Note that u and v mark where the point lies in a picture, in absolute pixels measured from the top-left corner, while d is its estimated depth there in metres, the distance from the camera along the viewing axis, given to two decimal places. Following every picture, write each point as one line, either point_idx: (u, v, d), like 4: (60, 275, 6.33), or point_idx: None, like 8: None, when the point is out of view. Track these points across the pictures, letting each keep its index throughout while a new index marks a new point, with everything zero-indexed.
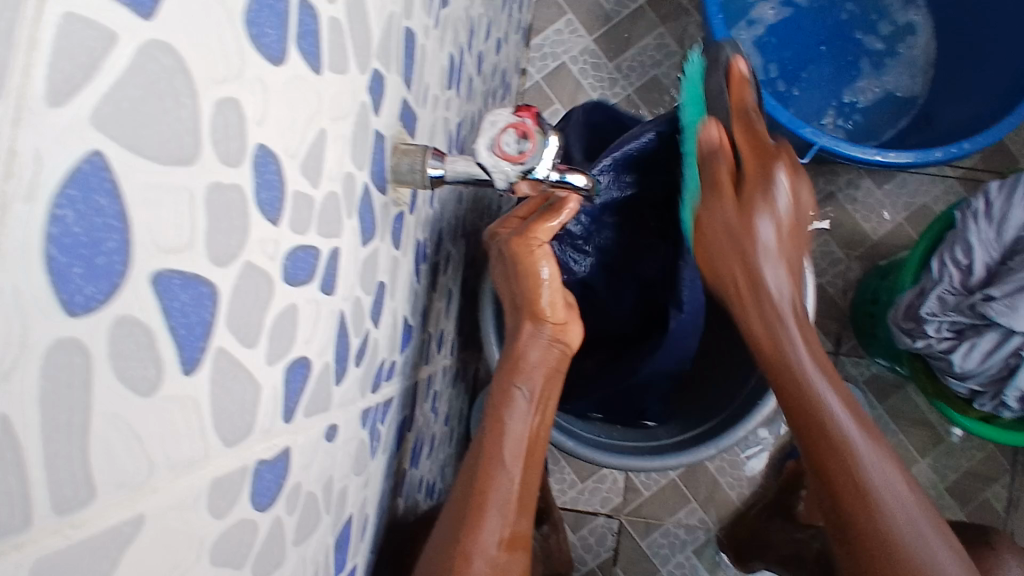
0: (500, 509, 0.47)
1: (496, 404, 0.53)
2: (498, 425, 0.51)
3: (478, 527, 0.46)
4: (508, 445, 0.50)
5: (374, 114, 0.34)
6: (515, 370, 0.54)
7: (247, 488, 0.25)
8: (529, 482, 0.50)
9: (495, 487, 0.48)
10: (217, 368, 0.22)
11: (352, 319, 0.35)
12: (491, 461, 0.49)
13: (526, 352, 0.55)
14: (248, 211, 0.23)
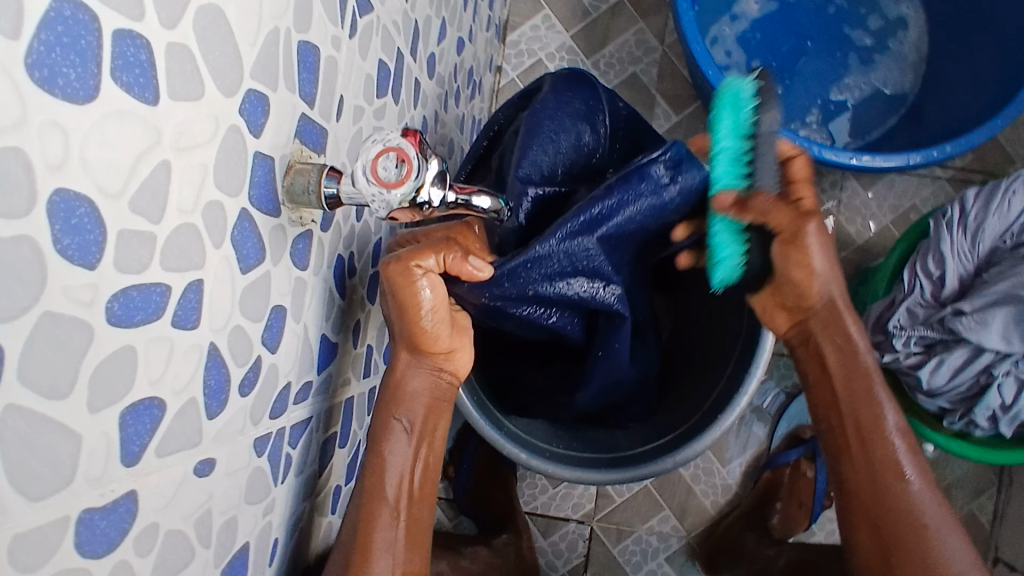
0: (391, 556, 0.50)
1: (375, 443, 0.51)
2: (380, 464, 0.51)
3: (368, 575, 0.48)
4: (393, 486, 0.51)
5: (254, 138, 0.33)
6: (395, 404, 0.52)
7: (69, 538, 0.25)
8: (417, 513, 0.52)
9: (381, 536, 0.50)
10: (6, 425, 0.21)
11: (230, 349, 0.33)
12: (375, 506, 0.50)
13: (409, 384, 0.52)
14: (44, 260, 0.21)
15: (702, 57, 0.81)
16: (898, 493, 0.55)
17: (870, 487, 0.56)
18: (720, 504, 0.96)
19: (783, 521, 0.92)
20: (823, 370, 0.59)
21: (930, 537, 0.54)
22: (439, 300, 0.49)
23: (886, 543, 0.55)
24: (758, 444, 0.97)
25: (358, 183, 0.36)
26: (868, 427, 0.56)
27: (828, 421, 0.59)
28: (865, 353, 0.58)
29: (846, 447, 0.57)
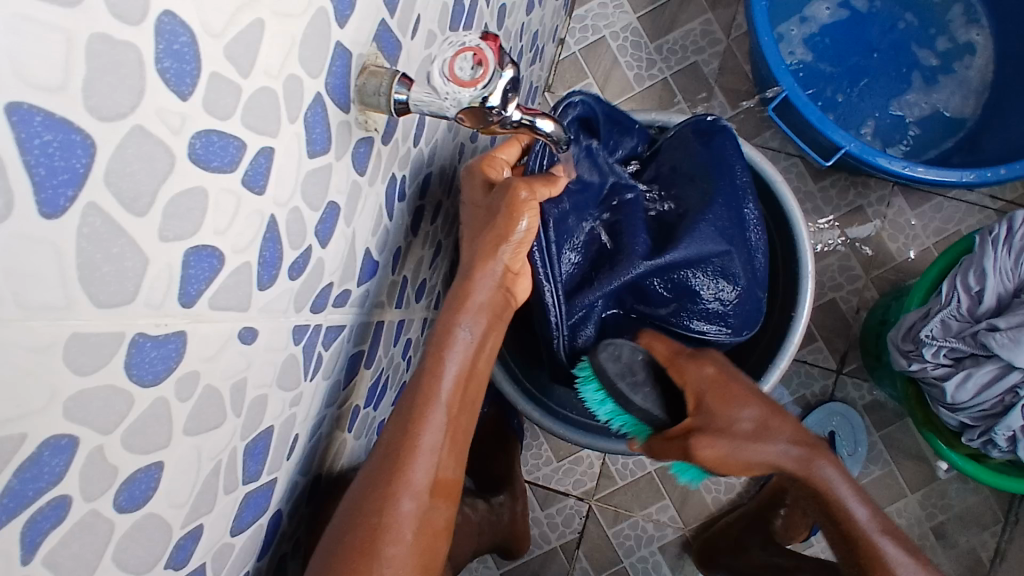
0: (434, 451, 0.52)
1: (440, 340, 0.53)
2: (437, 367, 0.53)
3: (411, 474, 0.50)
4: (449, 386, 0.53)
5: (338, 27, 0.34)
6: (459, 307, 0.54)
7: (121, 355, 0.26)
8: (461, 423, 0.54)
9: (428, 434, 0.51)
10: (86, 222, 0.22)
11: (287, 227, 0.35)
12: (428, 400, 0.52)
13: (475, 292, 0.54)
14: (145, 73, 0.23)
15: (768, 48, 0.81)
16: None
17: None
18: (721, 502, 0.96)
19: (785, 528, 0.90)
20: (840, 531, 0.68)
21: None
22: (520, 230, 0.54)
23: None
24: None
25: (434, 80, 0.38)
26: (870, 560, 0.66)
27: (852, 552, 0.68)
28: (858, 510, 0.67)
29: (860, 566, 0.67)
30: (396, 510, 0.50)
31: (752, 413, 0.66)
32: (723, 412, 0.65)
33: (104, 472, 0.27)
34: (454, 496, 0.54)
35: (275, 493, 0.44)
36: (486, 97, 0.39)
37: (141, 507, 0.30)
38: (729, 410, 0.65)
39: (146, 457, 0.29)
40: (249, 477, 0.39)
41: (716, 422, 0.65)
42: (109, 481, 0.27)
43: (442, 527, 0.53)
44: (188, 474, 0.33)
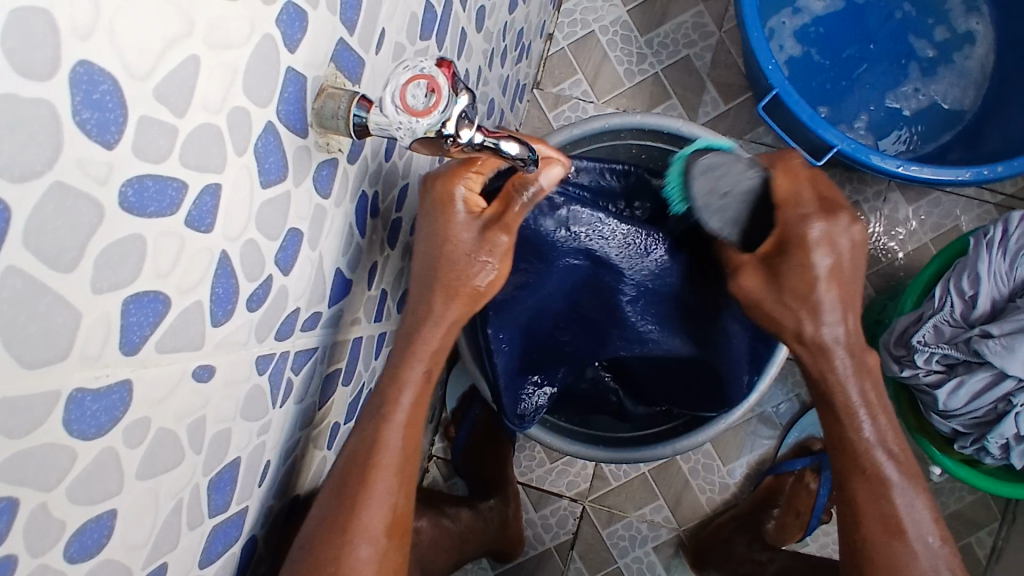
0: (387, 490, 0.51)
1: (391, 375, 0.53)
2: (389, 412, 0.52)
3: (363, 518, 0.50)
4: (393, 423, 0.52)
5: (288, 52, 0.32)
6: (413, 345, 0.53)
7: (59, 412, 0.25)
8: (411, 454, 0.53)
9: (382, 476, 0.51)
10: (6, 286, 0.21)
11: (242, 259, 0.33)
12: (375, 438, 0.51)
13: (435, 337, 0.54)
14: (61, 127, 0.22)
15: (760, 44, 0.79)
16: (880, 547, 0.55)
17: (853, 531, 0.57)
18: (716, 502, 0.96)
19: (778, 529, 0.90)
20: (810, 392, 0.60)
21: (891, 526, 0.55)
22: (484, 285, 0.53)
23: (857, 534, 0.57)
24: (765, 449, 0.96)
25: (386, 108, 0.37)
26: (861, 470, 0.56)
27: (833, 450, 0.59)
28: (849, 383, 0.57)
29: (841, 474, 0.58)
30: (352, 555, 0.49)
31: (821, 254, 0.56)
32: (800, 238, 0.56)
33: (50, 528, 0.26)
34: (407, 533, 0.53)
35: (246, 520, 0.43)
36: (443, 126, 0.37)
37: (95, 555, 0.30)
38: (809, 257, 0.56)
39: (96, 508, 0.29)
40: (216, 509, 0.39)
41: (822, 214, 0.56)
42: (56, 535, 0.27)
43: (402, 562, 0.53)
44: (144, 517, 0.32)
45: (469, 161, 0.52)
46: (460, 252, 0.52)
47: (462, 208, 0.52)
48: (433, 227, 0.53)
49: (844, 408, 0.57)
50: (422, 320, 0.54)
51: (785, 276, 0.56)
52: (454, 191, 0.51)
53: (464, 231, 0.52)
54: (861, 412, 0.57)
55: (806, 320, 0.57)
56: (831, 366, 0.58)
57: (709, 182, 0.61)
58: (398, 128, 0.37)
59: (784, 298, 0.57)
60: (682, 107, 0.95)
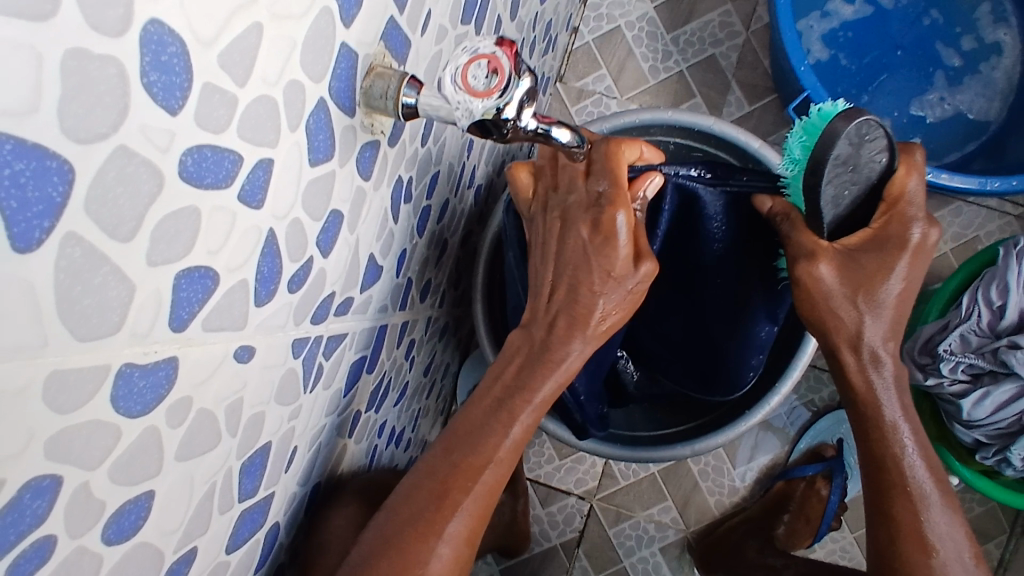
0: (473, 507, 0.48)
1: (517, 388, 0.51)
2: (505, 429, 0.50)
3: (447, 524, 0.48)
4: (511, 439, 0.50)
5: (344, 27, 0.31)
6: (544, 369, 0.51)
7: (106, 389, 0.24)
8: (507, 478, 0.50)
9: (476, 491, 0.48)
10: (65, 254, 0.20)
11: (287, 240, 0.33)
12: (488, 453, 0.49)
13: (566, 357, 0.52)
14: (128, 89, 0.21)
15: (790, 45, 0.78)
16: (918, 564, 0.54)
17: (890, 544, 0.56)
18: (725, 506, 0.95)
19: (788, 534, 0.89)
20: (850, 404, 0.59)
21: (927, 539, 0.55)
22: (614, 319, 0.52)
23: (889, 546, 0.56)
24: (775, 454, 0.95)
25: (444, 89, 0.36)
26: (901, 481, 0.56)
27: (871, 464, 0.57)
28: (889, 397, 0.56)
29: (876, 485, 0.57)
30: (430, 558, 0.47)
31: (903, 261, 0.54)
32: (900, 239, 0.54)
33: (90, 508, 0.25)
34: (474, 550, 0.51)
35: (272, 507, 0.42)
36: (501, 107, 0.36)
37: (129, 539, 0.29)
38: (897, 260, 0.54)
39: (135, 490, 0.28)
40: (246, 494, 0.38)
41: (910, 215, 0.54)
42: (95, 517, 0.26)
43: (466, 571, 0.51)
44: (179, 501, 0.31)
45: (622, 181, 0.48)
46: (613, 290, 0.51)
47: (625, 250, 0.49)
48: (589, 258, 0.50)
49: (886, 420, 0.56)
50: (541, 337, 0.52)
51: (864, 267, 0.54)
52: (615, 221, 0.49)
53: (619, 269, 0.50)
54: (905, 428, 0.56)
55: (868, 318, 0.55)
56: (877, 377, 0.56)
57: (851, 148, 0.50)
58: (456, 109, 0.36)
59: (856, 293, 0.55)
60: (706, 106, 0.94)
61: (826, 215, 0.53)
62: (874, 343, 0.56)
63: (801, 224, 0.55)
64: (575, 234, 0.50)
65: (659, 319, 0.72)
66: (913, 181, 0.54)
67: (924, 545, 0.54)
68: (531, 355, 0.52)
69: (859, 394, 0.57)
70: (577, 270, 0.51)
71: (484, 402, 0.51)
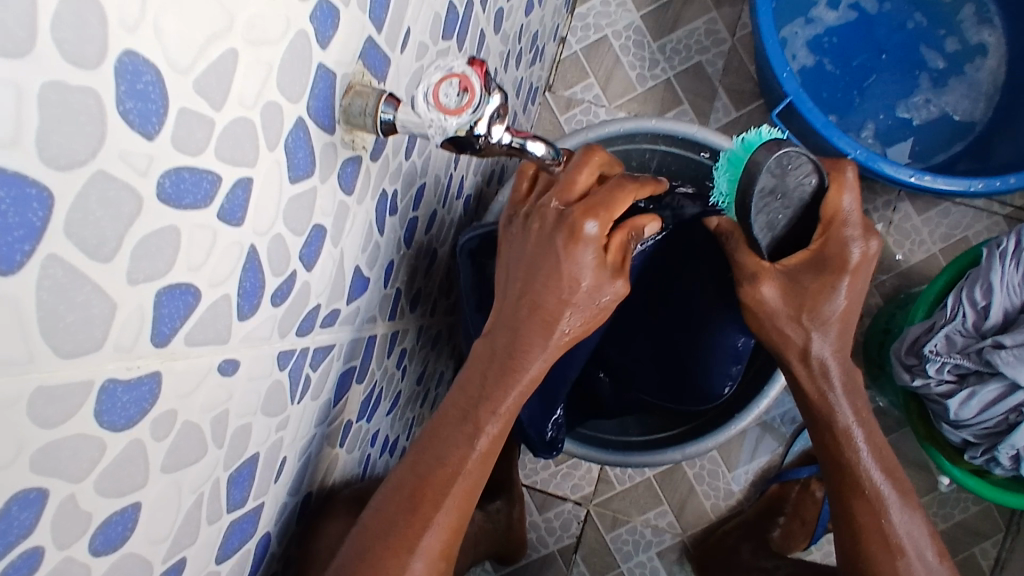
0: (449, 517, 0.50)
1: (480, 399, 0.51)
2: (473, 438, 0.51)
3: (422, 537, 0.49)
4: (478, 450, 0.51)
5: (320, 48, 0.32)
6: (508, 377, 0.51)
7: (91, 403, 0.25)
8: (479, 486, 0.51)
9: (448, 503, 0.50)
10: (47, 275, 0.21)
11: (269, 254, 0.34)
12: (456, 465, 0.50)
13: (529, 364, 0.51)
14: (105, 117, 0.22)
15: (774, 52, 0.79)
16: (884, 564, 0.55)
17: (851, 547, 0.57)
18: (720, 509, 0.95)
19: (784, 536, 0.90)
20: (805, 410, 0.60)
21: (890, 541, 0.55)
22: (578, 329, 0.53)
23: (852, 547, 0.57)
24: (770, 456, 0.96)
25: (418, 106, 0.37)
26: (861, 483, 0.57)
27: (830, 467, 0.59)
28: (840, 404, 0.57)
29: (836, 489, 0.58)
30: (405, 570, 0.48)
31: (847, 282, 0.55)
32: (840, 259, 0.54)
33: (78, 519, 0.26)
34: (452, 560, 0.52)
35: (262, 516, 0.43)
36: (474, 124, 0.37)
37: (118, 549, 0.29)
38: (837, 280, 0.54)
39: (122, 501, 0.28)
40: (235, 504, 0.39)
41: (838, 226, 0.54)
42: (83, 527, 0.27)
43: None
44: (167, 510, 0.32)
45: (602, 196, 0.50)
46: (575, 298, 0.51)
47: (592, 255, 0.50)
48: (566, 270, 0.50)
49: (840, 425, 0.57)
50: (502, 345, 0.52)
51: (804, 289, 0.55)
52: (586, 228, 0.49)
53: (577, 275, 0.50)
54: (858, 432, 0.57)
55: (815, 335, 0.57)
56: (828, 388, 0.58)
57: (776, 179, 0.50)
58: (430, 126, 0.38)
59: (800, 312, 0.56)
60: (694, 112, 0.95)
61: (760, 239, 0.54)
62: (819, 358, 0.57)
63: (743, 242, 0.57)
64: (551, 245, 0.50)
65: (629, 339, 0.76)
66: (846, 198, 0.53)
67: (888, 545, 0.55)
68: (494, 364, 0.52)
69: (812, 400, 0.59)
70: (546, 283, 0.50)
71: (452, 410, 0.52)
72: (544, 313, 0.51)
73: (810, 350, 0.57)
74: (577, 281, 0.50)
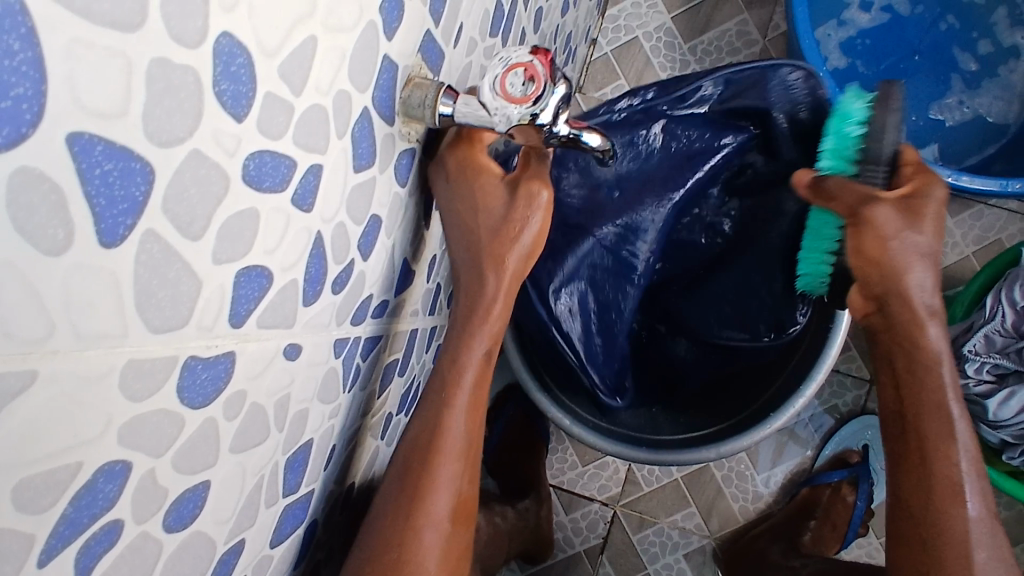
0: (452, 476, 0.50)
1: (449, 361, 0.50)
2: (450, 402, 0.50)
3: (428, 505, 0.49)
4: (457, 410, 0.50)
5: (386, 40, 0.33)
6: (474, 326, 0.50)
7: (174, 378, 0.25)
8: (473, 445, 0.51)
9: (446, 464, 0.50)
10: (144, 249, 0.22)
11: (332, 242, 0.34)
12: (438, 426, 0.50)
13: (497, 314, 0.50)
14: (202, 97, 0.22)
15: (810, 53, 0.79)
16: (949, 533, 0.55)
17: (916, 521, 0.57)
18: (749, 512, 0.95)
19: (815, 541, 0.89)
20: (892, 374, 0.59)
21: (953, 514, 0.56)
22: (528, 265, 0.49)
23: (916, 520, 0.57)
24: (799, 460, 0.95)
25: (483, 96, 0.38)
26: (926, 448, 0.57)
27: (896, 430, 0.59)
28: (941, 363, 0.56)
29: (902, 456, 0.59)
30: (420, 543, 0.49)
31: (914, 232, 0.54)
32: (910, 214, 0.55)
33: (156, 493, 0.27)
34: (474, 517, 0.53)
35: (311, 504, 0.44)
36: (536, 113, 0.38)
37: (187, 527, 0.30)
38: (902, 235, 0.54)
39: (194, 479, 0.29)
40: (289, 489, 0.39)
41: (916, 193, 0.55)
42: (158, 502, 0.27)
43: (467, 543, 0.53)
44: (231, 492, 0.32)
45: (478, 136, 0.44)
46: (484, 221, 0.46)
47: (498, 178, 0.46)
48: (464, 195, 0.46)
49: (934, 389, 0.56)
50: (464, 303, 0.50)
51: (866, 247, 0.55)
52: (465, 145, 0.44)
53: (488, 203, 0.46)
54: (953, 394, 0.56)
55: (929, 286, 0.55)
56: (930, 348, 0.56)
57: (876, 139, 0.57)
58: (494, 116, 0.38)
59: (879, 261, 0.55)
60: None
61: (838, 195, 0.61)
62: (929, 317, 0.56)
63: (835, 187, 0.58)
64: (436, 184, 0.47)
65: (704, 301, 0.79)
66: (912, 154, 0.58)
67: (953, 517, 0.55)
68: (456, 317, 0.51)
69: (903, 365, 0.58)
70: (453, 220, 0.47)
71: (434, 377, 0.51)
72: (470, 250, 0.48)
73: (926, 335, 0.56)
74: (476, 205, 0.46)
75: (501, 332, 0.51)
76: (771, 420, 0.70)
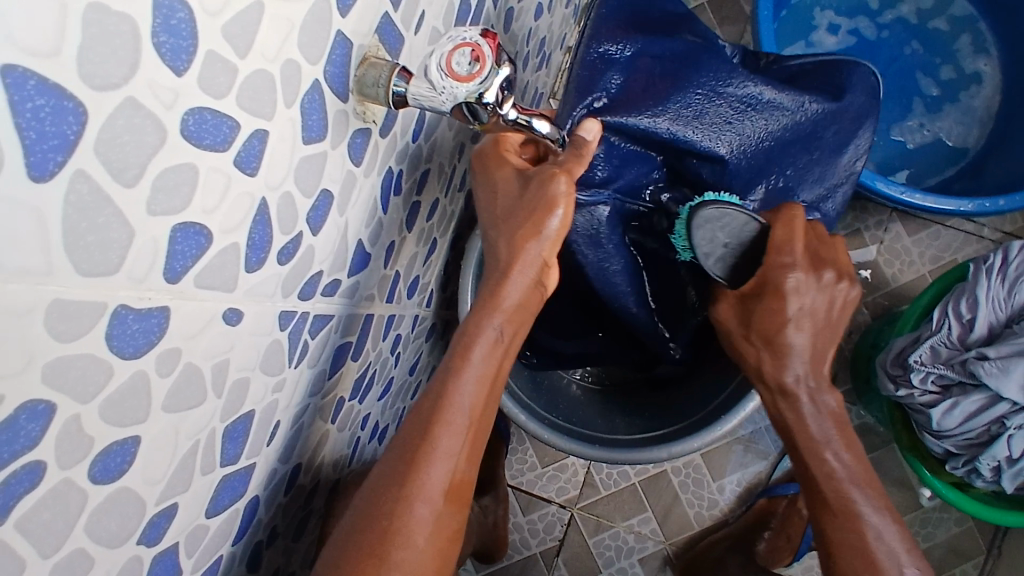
0: (450, 446, 0.50)
1: (462, 334, 0.53)
2: (461, 369, 0.51)
3: (424, 474, 0.49)
4: (467, 387, 0.51)
5: (340, 16, 0.34)
6: (492, 308, 0.53)
7: (103, 325, 0.26)
8: (476, 423, 0.52)
9: (447, 432, 0.50)
10: (73, 190, 0.22)
11: (278, 212, 0.35)
12: (447, 398, 0.50)
13: (509, 292, 0.53)
14: (140, 47, 0.23)
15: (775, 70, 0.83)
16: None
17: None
18: (705, 519, 0.96)
19: (769, 550, 0.91)
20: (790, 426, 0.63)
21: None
22: (547, 252, 0.53)
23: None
24: (756, 470, 0.96)
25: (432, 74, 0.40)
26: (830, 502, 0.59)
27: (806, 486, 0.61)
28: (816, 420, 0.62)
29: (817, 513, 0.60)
30: (410, 514, 0.48)
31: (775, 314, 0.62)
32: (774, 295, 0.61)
33: (80, 442, 0.27)
34: (467, 500, 0.52)
35: (252, 478, 0.44)
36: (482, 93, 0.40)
37: (116, 481, 0.30)
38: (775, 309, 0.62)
39: (122, 433, 0.29)
40: (228, 459, 0.39)
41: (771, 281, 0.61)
42: (84, 451, 0.27)
43: (457, 531, 0.51)
44: (164, 452, 0.33)
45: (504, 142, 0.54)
46: (502, 204, 0.53)
47: (514, 166, 0.53)
48: (494, 187, 0.54)
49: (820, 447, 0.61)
50: (489, 286, 0.54)
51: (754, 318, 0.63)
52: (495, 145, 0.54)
53: (506, 187, 0.53)
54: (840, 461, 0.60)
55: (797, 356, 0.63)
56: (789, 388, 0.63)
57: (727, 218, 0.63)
58: (443, 93, 0.40)
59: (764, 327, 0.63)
60: None
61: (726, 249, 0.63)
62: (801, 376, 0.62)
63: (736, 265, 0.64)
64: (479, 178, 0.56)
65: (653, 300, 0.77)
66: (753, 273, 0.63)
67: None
68: (477, 300, 0.54)
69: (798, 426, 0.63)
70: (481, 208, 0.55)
71: (449, 353, 0.53)
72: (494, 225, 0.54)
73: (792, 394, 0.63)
74: (498, 190, 0.53)
75: (514, 318, 0.54)
76: (721, 424, 0.71)
